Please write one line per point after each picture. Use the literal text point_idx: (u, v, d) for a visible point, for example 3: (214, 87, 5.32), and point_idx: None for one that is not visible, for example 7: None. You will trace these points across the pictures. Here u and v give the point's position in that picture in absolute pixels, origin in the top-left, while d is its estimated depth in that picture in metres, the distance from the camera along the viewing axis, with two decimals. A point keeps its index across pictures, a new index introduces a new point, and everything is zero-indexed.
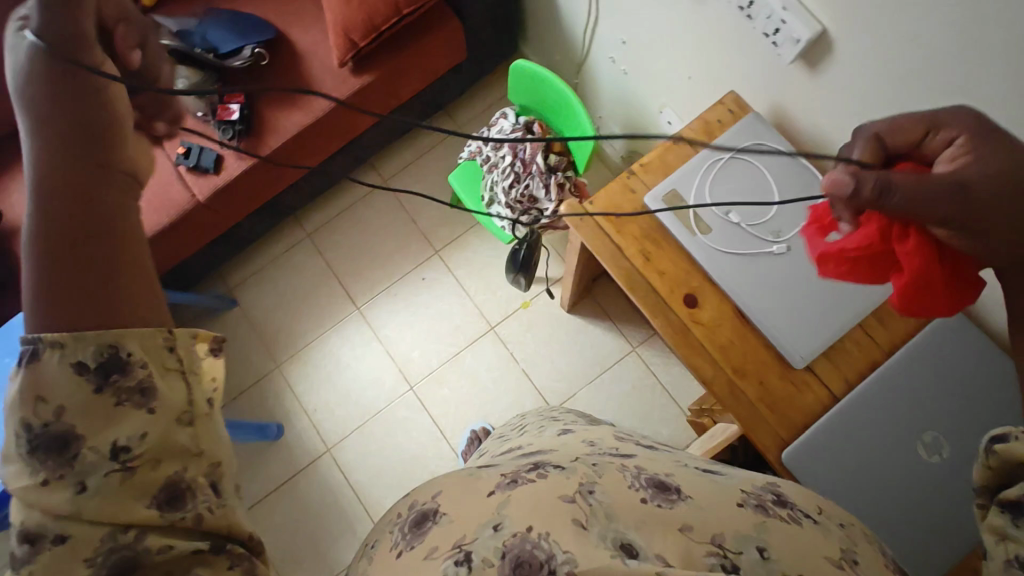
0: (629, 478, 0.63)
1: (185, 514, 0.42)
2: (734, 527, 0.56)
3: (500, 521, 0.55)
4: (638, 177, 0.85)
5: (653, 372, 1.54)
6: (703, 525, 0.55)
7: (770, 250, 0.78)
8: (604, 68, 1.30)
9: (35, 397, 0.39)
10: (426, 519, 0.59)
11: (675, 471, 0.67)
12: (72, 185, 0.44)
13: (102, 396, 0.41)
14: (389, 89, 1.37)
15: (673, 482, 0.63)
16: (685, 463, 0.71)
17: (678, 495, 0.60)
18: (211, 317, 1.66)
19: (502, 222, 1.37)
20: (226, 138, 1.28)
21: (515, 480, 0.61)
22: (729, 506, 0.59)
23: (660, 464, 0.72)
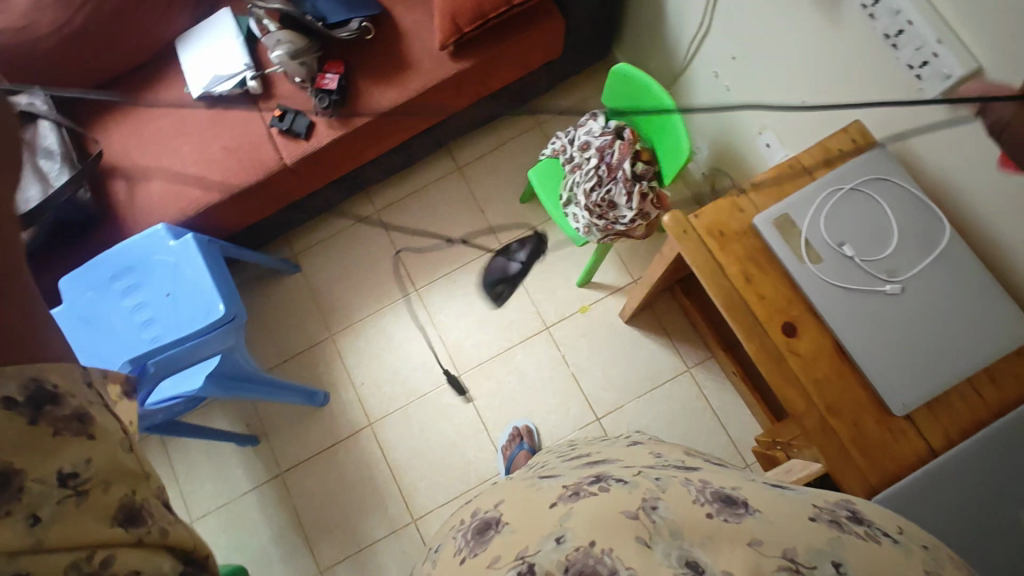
0: (693, 491, 0.64)
1: (149, 530, 0.48)
2: (806, 542, 0.56)
3: (563, 533, 0.60)
4: (748, 198, 0.83)
5: (705, 396, 1.50)
6: (772, 538, 0.56)
7: (882, 289, 0.75)
8: (705, 81, 1.27)
9: None
10: (490, 528, 0.68)
11: (741, 483, 0.67)
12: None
13: (39, 427, 0.45)
14: (483, 76, 1.37)
15: (739, 495, 0.63)
16: (753, 480, 0.72)
17: (746, 509, 0.60)
18: (274, 278, 1.69)
19: (578, 224, 1.35)
20: (321, 106, 1.29)
21: (577, 492, 0.66)
22: (802, 521, 0.59)
23: (730, 476, 0.71)
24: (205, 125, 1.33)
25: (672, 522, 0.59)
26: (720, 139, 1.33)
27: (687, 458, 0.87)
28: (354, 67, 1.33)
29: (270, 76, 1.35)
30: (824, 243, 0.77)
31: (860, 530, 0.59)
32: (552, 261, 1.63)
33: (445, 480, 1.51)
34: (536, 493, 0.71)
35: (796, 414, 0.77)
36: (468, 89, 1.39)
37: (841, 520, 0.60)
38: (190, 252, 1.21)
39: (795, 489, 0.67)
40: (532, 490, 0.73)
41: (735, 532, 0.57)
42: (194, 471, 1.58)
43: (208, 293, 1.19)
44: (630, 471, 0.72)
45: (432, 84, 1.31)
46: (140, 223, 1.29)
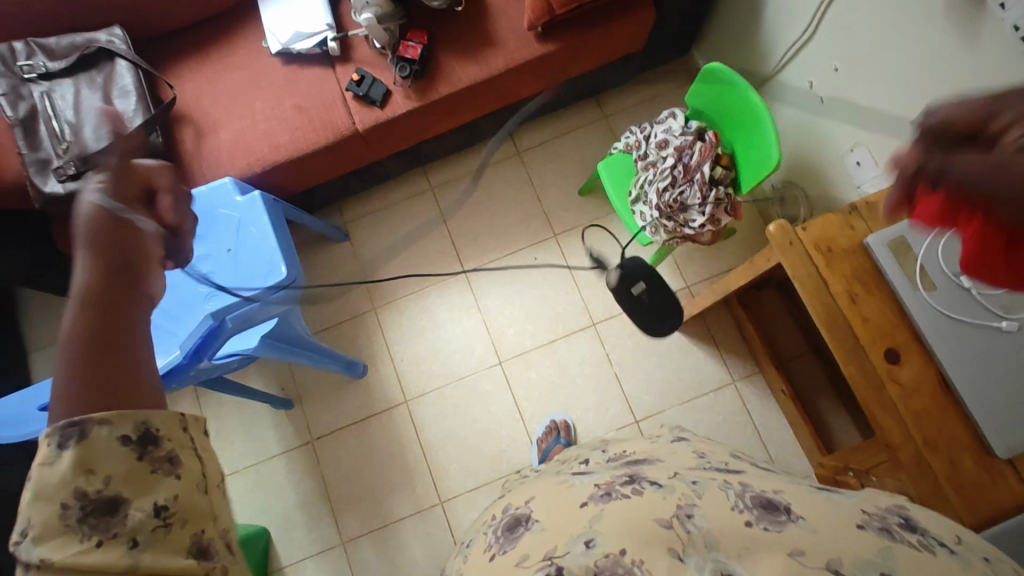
0: (731, 497, 0.57)
1: (215, 564, 0.45)
2: (853, 550, 0.50)
3: (592, 537, 0.54)
4: (860, 215, 0.80)
5: (748, 410, 1.48)
6: (816, 548, 0.50)
7: (996, 326, 0.71)
8: (796, 91, 1.24)
9: (84, 469, 0.41)
10: (519, 525, 0.62)
11: (786, 488, 0.59)
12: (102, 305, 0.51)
13: (140, 465, 0.44)
14: (564, 62, 1.34)
15: (781, 500, 0.56)
16: (798, 483, 0.64)
17: (788, 517, 0.54)
18: (322, 244, 1.68)
19: (644, 223, 1.32)
20: (401, 75, 1.26)
21: (609, 493, 0.60)
22: (843, 531, 0.52)
23: (772, 482, 0.62)
24: (279, 82, 1.31)
25: (709, 532, 0.52)
26: (802, 153, 1.30)
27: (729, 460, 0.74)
28: (437, 40, 1.30)
29: (350, 39, 1.33)
30: (939, 271, 0.74)
31: (912, 539, 0.53)
32: (605, 257, 1.60)
33: (475, 466, 1.50)
34: (567, 492, 0.64)
35: (891, 444, 0.75)
36: (546, 73, 1.35)
37: (891, 527, 0.54)
38: (256, 209, 1.18)
39: (842, 495, 0.61)
40: (565, 488, 0.65)
41: (772, 544, 0.50)
42: (225, 430, 1.57)
43: (271, 254, 1.16)
44: (666, 474, 0.64)
45: (515, 65, 1.28)
46: (205, 174, 1.27)
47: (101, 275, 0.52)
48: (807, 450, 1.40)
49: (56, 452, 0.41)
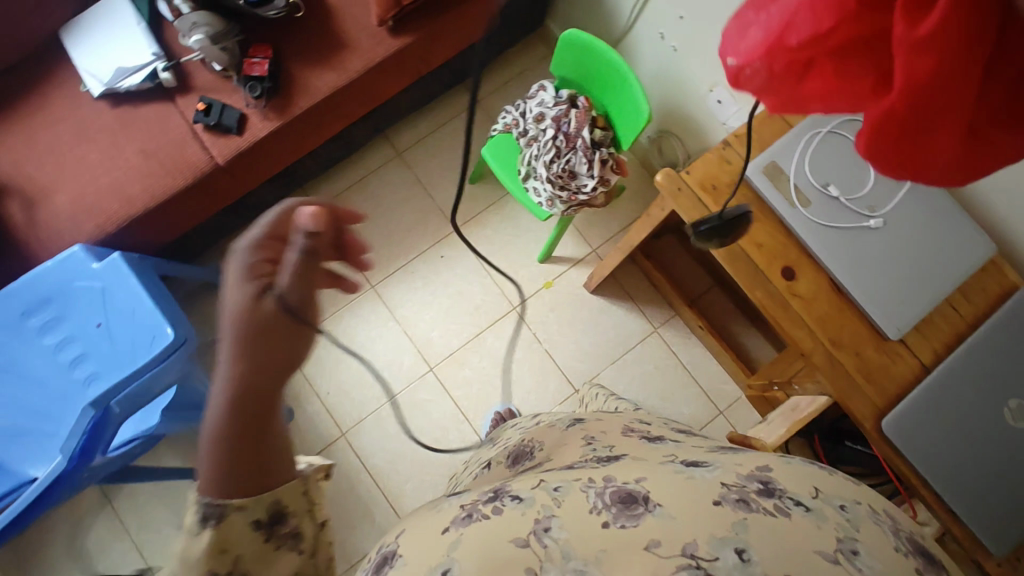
0: (590, 497, 0.52)
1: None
2: (707, 528, 0.47)
3: (450, 566, 0.49)
4: (733, 149, 0.85)
5: (674, 352, 1.55)
6: (671, 534, 0.46)
7: (866, 224, 0.79)
8: (650, 42, 1.30)
9: (217, 549, 0.46)
10: (385, 564, 0.53)
11: (648, 474, 0.55)
12: (255, 399, 0.50)
13: (265, 545, 0.48)
14: (423, 52, 1.30)
15: (641, 490, 0.52)
16: (671, 461, 0.60)
17: (644, 508, 0.50)
18: (209, 294, 1.54)
19: (540, 198, 1.33)
20: (253, 96, 1.17)
21: (470, 514, 0.54)
22: (702, 506, 0.49)
23: (644, 464, 0.59)
24: (113, 128, 1.17)
25: (565, 542, 0.48)
26: (670, 102, 1.37)
27: (619, 441, 0.67)
28: (282, 50, 1.21)
29: (184, 65, 1.20)
30: (810, 186, 0.80)
31: (767, 506, 0.49)
32: (510, 239, 1.60)
33: (431, 477, 1.46)
34: (430, 517, 0.57)
35: (805, 351, 0.80)
36: (408, 66, 1.31)
37: (748, 496, 0.50)
38: (119, 272, 1.04)
39: (705, 467, 0.56)
40: (432, 513, 0.58)
41: (627, 540, 0.47)
42: (149, 519, 1.41)
43: (149, 316, 1.03)
44: (533, 481, 0.59)
45: (374, 64, 1.23)
46: (48, 248, 1.11)
47: (241, 373, 0.50)
48: (734, 375, 1.50)
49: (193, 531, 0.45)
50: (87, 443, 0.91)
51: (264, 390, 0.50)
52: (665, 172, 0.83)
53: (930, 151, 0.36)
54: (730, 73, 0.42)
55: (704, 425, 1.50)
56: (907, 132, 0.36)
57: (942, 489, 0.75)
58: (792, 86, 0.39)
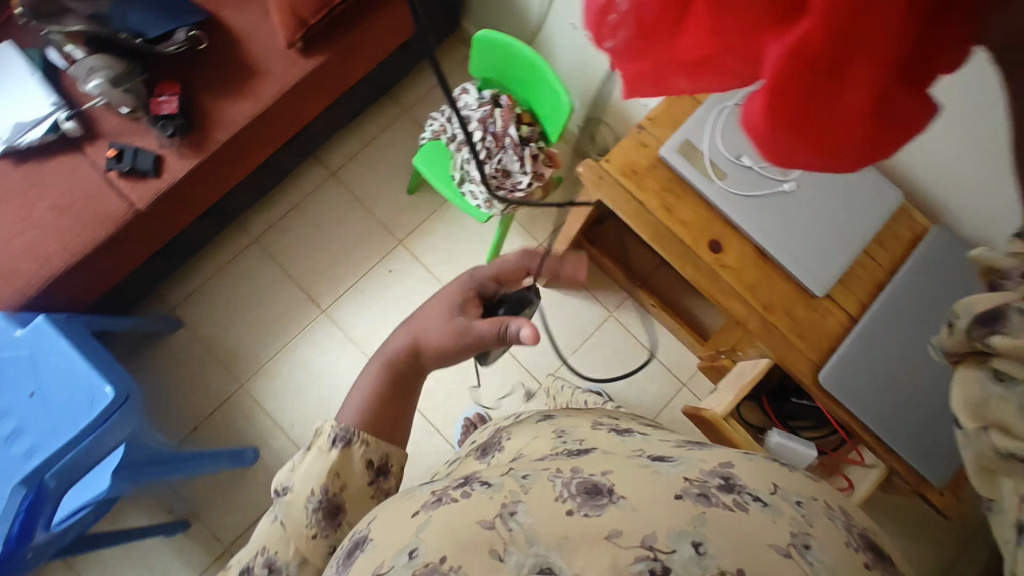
0: (557, 485, 0.50)
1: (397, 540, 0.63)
2: (666, 520, 0.45)
3: (416, 546, 0.48)
4: (647, 132, 0.86)
5: (632, 333, 1.58)
6: (632, 524, 0.45)
7: (782, 189, 0.82)
8: (564, 35, 1.31)
9: (335, 471, 0.67)
10: (357, 548, 0.53)
11: (615, 466, 0.54)
12: (403, 369, 0.74)
13: (367, 487, 0.68)
14: (339, 69, 1.28)
15: (606, 482, 0.50)
16: (640, 452, 0.58)
17: (608, 498, 0.48)
18: (153, 342, 1.48)
19: (477, 201, 1.34)
20: (165, 135, 1.13)
21: (439, 498, 0.52)
22: (664, 499, 0.47)
23: (612, 458, 0.57)
24: (19, 187, 1.11)
25: (529, 527, 0.46)
26: (592, 90, 1.39)
27: (589, 435, 0.63)
28: (190, 84, 1.17)
29: (88, 112, 1.15)
30: (724, 159, 0.83)
31: (726, 501, 0.48)
32: (456, 245, 1.60)
33: None
34: (404, 499, 0.56)
35: (740, 319, 0.83)
36: (325, 85, 1.29)
37: (708, 491, 0.49)
38: (48, 337, 1.01)
39: (670, 460, 0.55)
40: (405, 496, 0.56)
41: (590, 530, 0.45)
42: None
43: (85, 377, 0.99)
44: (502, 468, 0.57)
45: (290, 87, 1.20)
46: None
47: (406, 349, 0.74)
48: (691, 347, 1.54)
49: (330, 446, 0.67)
50: (25, 522, 0.91)
51: (408, 365, 0.74)
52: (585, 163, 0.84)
53: (831, 125, 0.31)
54: (594, 20, 0.35)
55: (669, 399, 1.53)
56: (805, 107, 0.31)
57: (880, 432, 0.79)
58: (666, 41, 0.35)
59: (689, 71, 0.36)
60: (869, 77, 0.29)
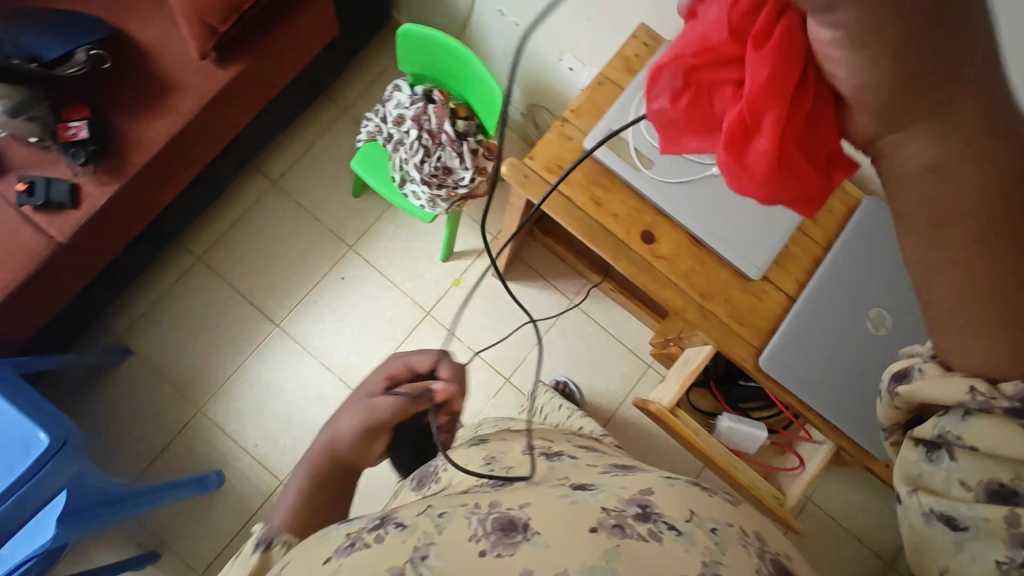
0: (472, 522, 0.51)
1: None
2: (577, 556, 0.46)
3: None
4: (571, 124, 0.83)
5: (594, 319, 1.56)
6: (543, 563, 0.46)
7: (711, 172, 0.80)
8: (493, 21, 1.27)
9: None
10: None
11: (534, 497, 0.54)
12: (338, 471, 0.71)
13: None
14: (261, 77, 1.23)
15: (522, 515, 0.51)
16: (562, 482, 0.59)
17: (522, 535, 0.49)
18: (102, 375, 1.43)
19: (420, 201, 1.30)
20: (77, 163, 1.07)
21: (353, 543, 0.50)
22: (578, 533, 0.49)
23: (536, 488, 0.58)
24: None
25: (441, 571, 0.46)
26: (530, 76, 1.35)
27: (517, 461, 0.66)
28: (102, 107, 1.11)
29: None
30: (651, 146, 0.80)
31: (640, 531, 0.49)
32: (409, 244, 1.56)
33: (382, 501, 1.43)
34: (317, 543, 0.53)
35: (678, 310, 0.81)
36: (249, 94, 1.24)
37: (623, 521, 0.50)
38: None
39: (590, 490, 0.56)
40: (318, 540, 0.53)
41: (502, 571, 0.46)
42: None
43: (19, 425, 0.96)
44: (420, 506, 0.55)
45: (208, 100, 1.15)
46: None
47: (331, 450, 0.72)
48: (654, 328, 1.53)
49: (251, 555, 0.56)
50: None
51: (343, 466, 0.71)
52: (508, 161, 0.81)
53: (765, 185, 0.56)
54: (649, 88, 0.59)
55: (637, 382, 1.52)
56: (749, 170, 0.55)
57: (825, 410, 0.78)
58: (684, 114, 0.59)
59: (695, 136, 0.59)
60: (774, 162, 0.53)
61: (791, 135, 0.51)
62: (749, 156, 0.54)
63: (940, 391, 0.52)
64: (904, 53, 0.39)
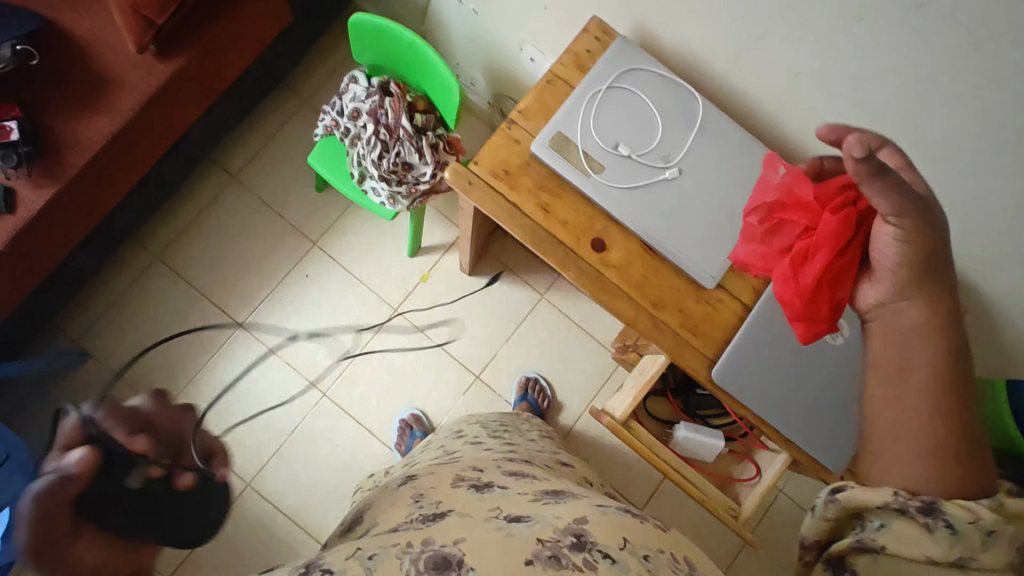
0: (405, 563, 0.49)
1: None
2: None
3: None
4: (519, 126, 0.79)
5: (565, 314, 1.53)
6: None
7: (664, 176, 0.77)
8: (451, 9, 1.21)
9: None
10: None
11: (468, 531, 0.53)
12: None
13: None
14: (208, 70, 1.17)
15: (456, 552, 0.50)
16: (495, 513, 0.57)
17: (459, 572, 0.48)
18: (58, 380, 1.40)
19: (380, 198, 1.25)
20: (10, 166, 1.02)
21: None
22: (513, 566, 0.48)
23: (467, 521, 0.55)
24: None
25: None
26: (493, 66, 1.30)
27: (446, 493, 0.64)
28: (36, 106, 1.06)
29: None
30: (601, 150, 0.77)
31: (576, 561, 0.50)
32: (375, 240, 1.52)
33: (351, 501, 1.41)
34: None
35: (630, 321, 0.77)
36: (196, 89, 1.18)
37: (559, 552, 0.50)
38: None
39: (525, 519, 0.55)
40: None
41: None
42: None
43: None
44: (349, 549, 0.53)
45: (150, 97, 1.09)
46: None
47: None
48: None
49: None
50: None
51: None
52: (451, 166, 0.76)
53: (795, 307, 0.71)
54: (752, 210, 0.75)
55: (609, 377, 1.50)
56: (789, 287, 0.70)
57: (780, 423, 0.77)
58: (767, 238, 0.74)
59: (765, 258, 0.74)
60: (809, 288, 0.68)
61: (826, 280, 0.66)
62: (794, 278, 0.69)
63: (870, 499, 0.48)
64: (927, 258, 0.56)
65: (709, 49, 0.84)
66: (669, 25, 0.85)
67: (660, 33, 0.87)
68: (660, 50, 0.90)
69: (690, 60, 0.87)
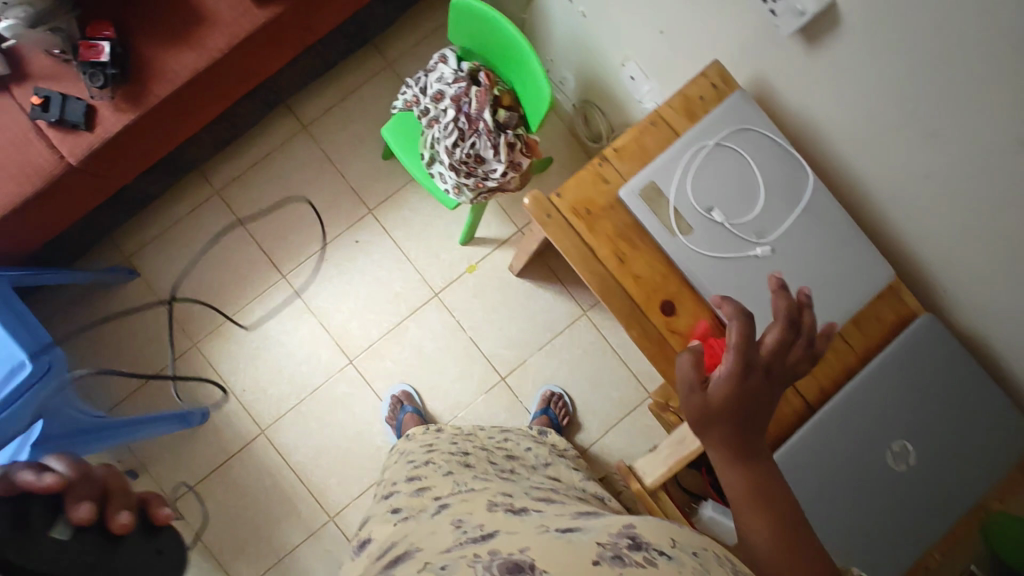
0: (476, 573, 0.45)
1: None
2: None
3: None
4: (611, 165, 0.74)
5: (603, 335, 1.49)
6: None
7: (754, 253, 0.71)
8: (559, 7, 1.16)
9: None
10: None
11: (530, 541, 0.48)
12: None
13: None
14: (301, 22, 1.15)
15: (526, 558, 0.45)
16: (546, 528, 0.54)
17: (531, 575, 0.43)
18: (104, 293, 1.44)
19: (446, 185, 1.22)
20: (95, 86, 1.02)
21: None
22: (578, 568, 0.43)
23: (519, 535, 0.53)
24: None
25: None
26: (585, 70, 1.23)
27: (487, 518, 0.62)
28: (131, 28, 1.06)
29: (16, 50, 1.04)
30: (693, 210, 0.71)
31: (639, 558, 0.43)
32: (430, 220, 1.50)
33: (356, 471, 1.42)
34: None
35: None
36: (287, 38, 1.16)
37: (621, 551, 0.44)
38: None
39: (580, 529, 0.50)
40: None
41: None
42: None
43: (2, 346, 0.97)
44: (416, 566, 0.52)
45: (240, 40, 1.07)
46: None
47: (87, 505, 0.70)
48: None
49: None
50: None
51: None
52: (530, 194, 0.71)
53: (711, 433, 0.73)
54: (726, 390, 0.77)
55: (632, 409, 1.47)
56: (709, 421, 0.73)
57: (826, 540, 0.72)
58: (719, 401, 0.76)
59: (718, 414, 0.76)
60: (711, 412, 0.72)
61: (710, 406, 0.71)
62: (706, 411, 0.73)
63: None
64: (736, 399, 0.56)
65: (830, 119, 0.77)
66: (794, 86, 0.79)
67: (781, 90, 0.82)
68: (774, 107, 0.84)
69: (805, 125, 0.81)
